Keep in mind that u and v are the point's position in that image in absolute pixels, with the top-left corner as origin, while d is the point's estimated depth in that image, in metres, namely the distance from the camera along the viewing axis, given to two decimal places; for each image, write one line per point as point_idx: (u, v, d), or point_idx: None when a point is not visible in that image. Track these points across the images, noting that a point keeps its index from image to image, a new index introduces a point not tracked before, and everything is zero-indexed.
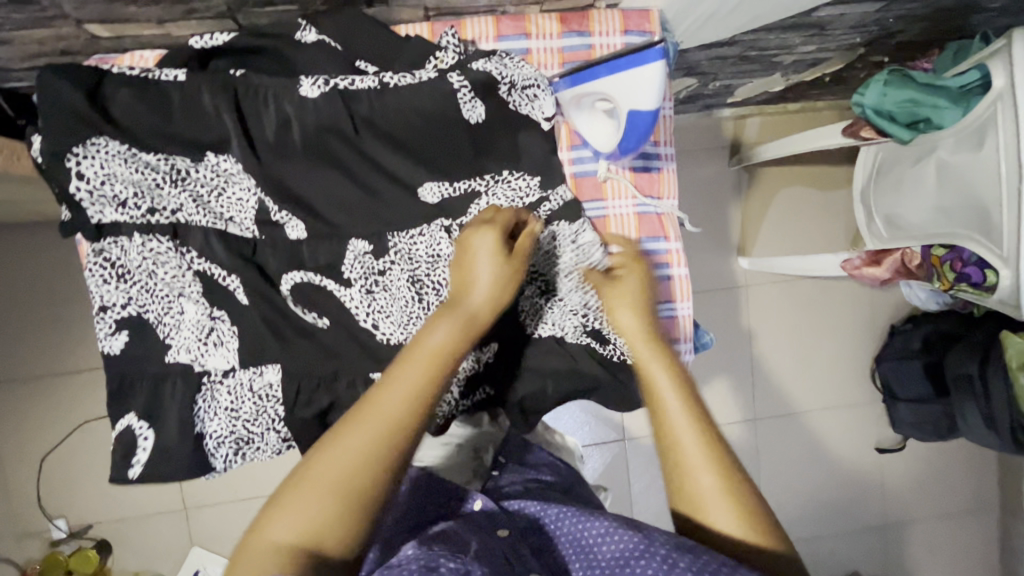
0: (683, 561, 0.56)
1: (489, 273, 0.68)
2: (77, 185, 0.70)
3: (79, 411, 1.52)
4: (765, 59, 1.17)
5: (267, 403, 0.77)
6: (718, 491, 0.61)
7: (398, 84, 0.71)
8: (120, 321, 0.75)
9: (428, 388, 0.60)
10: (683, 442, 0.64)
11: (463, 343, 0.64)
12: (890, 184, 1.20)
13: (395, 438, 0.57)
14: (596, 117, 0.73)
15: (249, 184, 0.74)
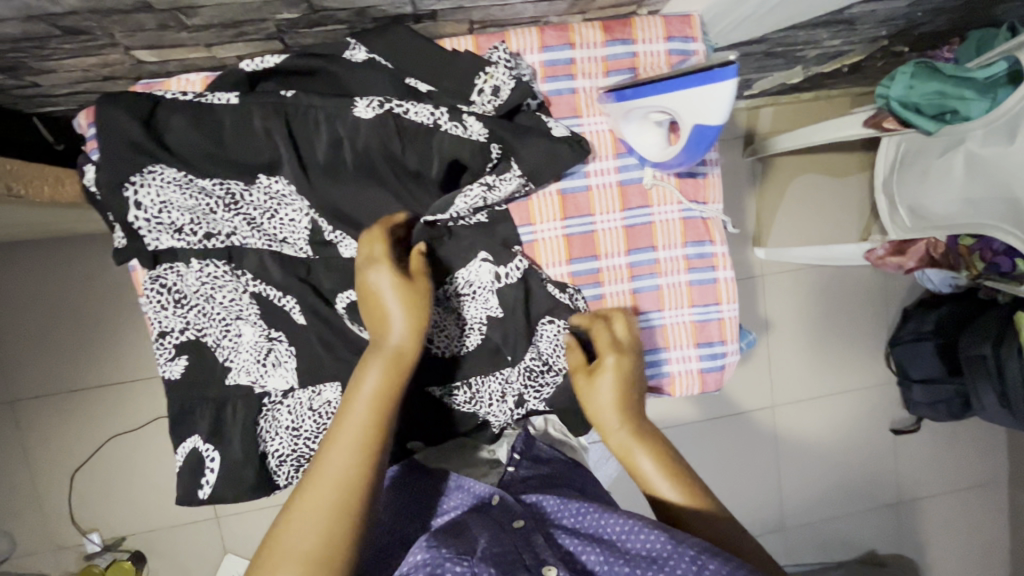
0: (712, 563, 0.55)
1: (400, 317, 0.65)
2: (135, 214, 0.70)
3: (108, 426, 1.53)
4: (788, 54, 1.18)
5: (327, 421, 0.77)
6: (665, 484, 0.66)
7: (450, 132, 0.72)
8: (178, 346, 0.75)
9: (376, 439, 0.59)
10: (647, 476, 0.68)
11: (400, 385, 0.63)
12: (913, 174, 1.21)
13: (355, 493, 0.56)
14: (646, 127, 0.74)
15: (302, 205, 0.74)
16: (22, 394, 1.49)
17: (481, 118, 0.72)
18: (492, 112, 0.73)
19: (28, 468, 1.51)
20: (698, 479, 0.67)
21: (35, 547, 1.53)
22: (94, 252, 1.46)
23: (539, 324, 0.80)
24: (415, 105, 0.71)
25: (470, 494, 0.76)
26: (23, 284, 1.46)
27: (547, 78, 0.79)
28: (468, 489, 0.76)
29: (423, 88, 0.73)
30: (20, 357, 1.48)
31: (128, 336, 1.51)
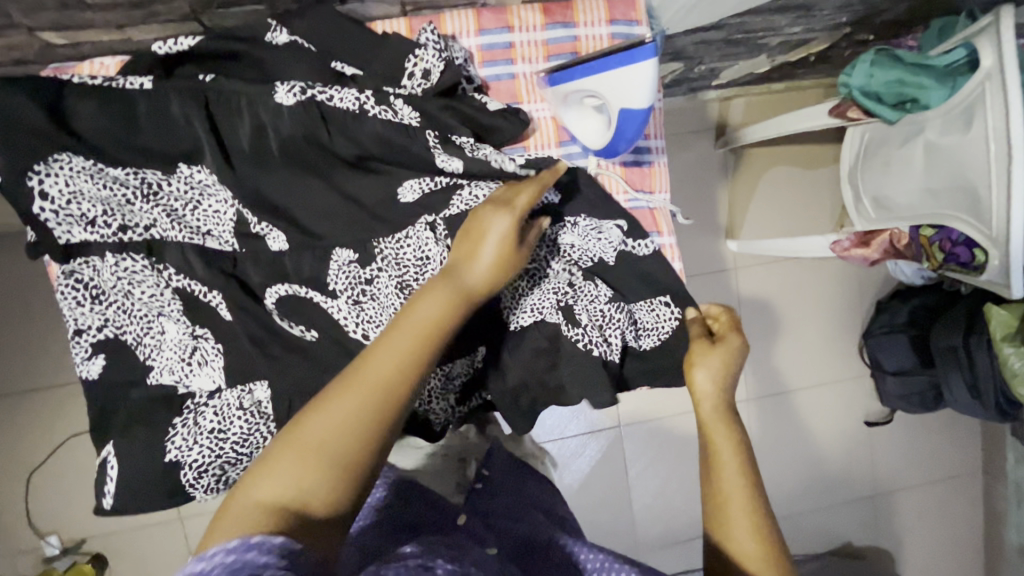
0: None
1: (484, 253, 0.59)
2: (41, 206, 0.66)
3: (63, 428, 1.48)
4: (750, 42, 1.15)
5: (257, 422, 0.74)
6: (743, 523, 0.63)
7: (377, 117, 0.69)
8: (96, 344, 0.71)
9: (421, 354, 0.53)
10: (724, 489, 0.64)
11: (458, 319, 0.56)
12: (876, 164, 1.20)
13: (381, 413, 0.50)
14: (585, 113, 0.71)
15: (225, 196, 0.71)
16: None
17: (412, 102, 0.69)
18: (420, 96, 0.70)
19: None
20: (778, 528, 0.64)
21: None
22: None
23: (658, 300, 0.79)
24: (339, 91, 0.68)
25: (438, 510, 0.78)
26: None
27: (485, 63, 0.76)
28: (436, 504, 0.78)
29: (349, 72, 0.70)
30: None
31: None
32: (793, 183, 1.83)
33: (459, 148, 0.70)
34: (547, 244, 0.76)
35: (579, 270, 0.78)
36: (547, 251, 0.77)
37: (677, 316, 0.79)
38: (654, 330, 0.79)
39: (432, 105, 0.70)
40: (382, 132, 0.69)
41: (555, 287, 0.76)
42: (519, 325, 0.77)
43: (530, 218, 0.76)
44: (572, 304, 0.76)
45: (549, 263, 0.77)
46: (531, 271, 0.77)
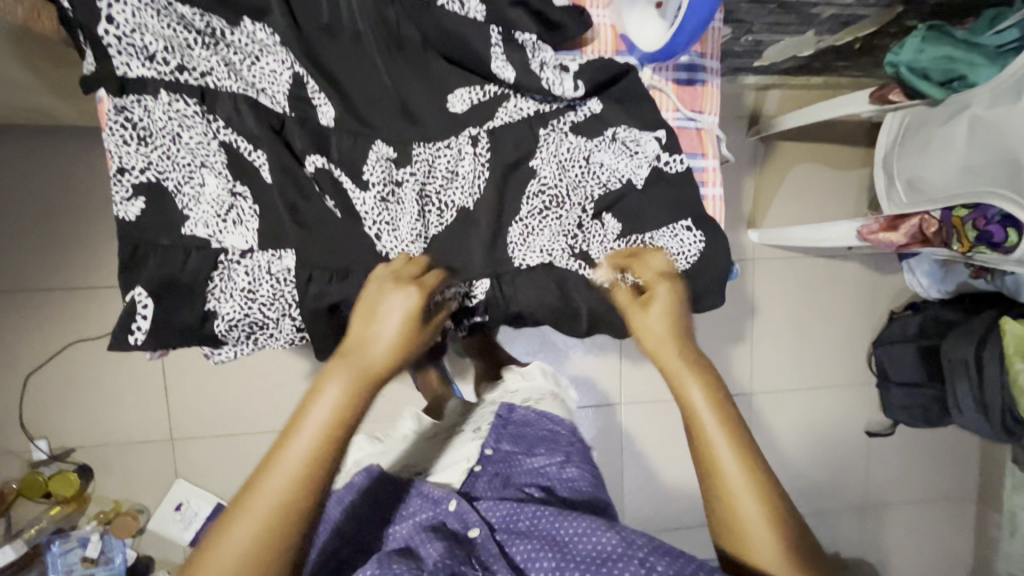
0: (660, 565, 0.62)
1: (386, 335, 0.64)
2: (105, 28, 0.65)
3: (69, 330, 1.48)
4: (802, 11, 1.17)
5: (284, 287, 0.75)
6: (760, 524, 0.61)
7: (445, 8, 0.73)
8: (135, 185, 0.71)
9: (327, 454, 0.58)
10: (732, 488, 0.63)
11: (358, 407, 0.61)
12: (913, 147, 1.20)
13: (284, 521, 0.55)
14: (648, 16, 0.73)
15: (285, 56, 0.72)
16: None
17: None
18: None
19: None
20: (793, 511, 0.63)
21: None
22: (81, 146, 1.43)
23: (677, 224, 0.80)
24: None
25: (430, 500, 0.76)
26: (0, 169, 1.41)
27: None
28: (428, 496, 0.76)
29: None
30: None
31: (105, 239, 1.47)
32: (819, 180, 1.84)
33: (519, 48, 0.74)
34: (579, 165, 0.79)
35: (591, 208, 0.81)
36: (570, 177, 0.79)
37: (701, 238, 0.81)
38: (684, 254, 0.81)
39: (497, 0, 0.74)
40: (450, 21, 0.73)
41: (566, 224, 0.80)
42: (525, 264, 0.80)
43: (567, 134, 0.79)
44: (582, 242, 0.81)
45: (568, 196, 0.79)
46: (552, 196, 0.79)
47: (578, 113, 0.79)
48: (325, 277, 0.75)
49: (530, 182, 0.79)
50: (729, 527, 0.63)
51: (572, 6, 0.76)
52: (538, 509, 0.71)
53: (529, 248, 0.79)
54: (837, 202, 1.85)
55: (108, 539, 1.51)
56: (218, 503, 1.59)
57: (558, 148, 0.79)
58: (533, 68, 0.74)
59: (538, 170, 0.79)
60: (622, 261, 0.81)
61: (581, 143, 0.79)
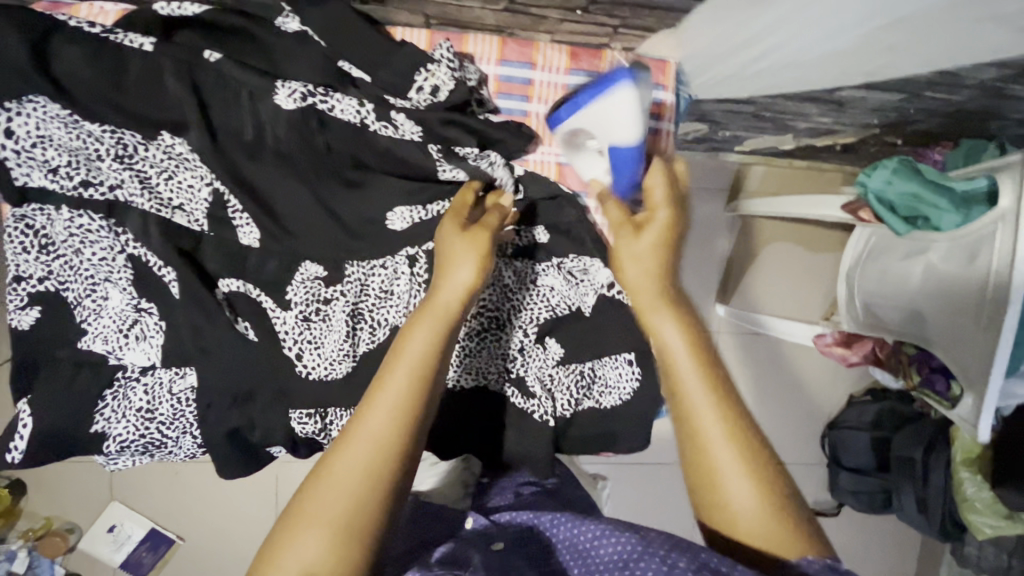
0: (682, 562, 0.48)
1: (465, 268, 0.57)
2: (3, 144, 0.62)
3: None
4: (778, 121, 1.13)
5: (183, 407, 0.73)
6: (739, 479, 0.51)
7: (378, 133, 0.66)
8: (33, 295, 0.69)
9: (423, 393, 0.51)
10: (698, 429, 0.53)
11: (450, 347, 0.54)
12: (874, 271, 1.18)
13: (388, 464, 0.49)
14: (587, 156, 0.70)
15: (202, 172, 0.68)
16: None
17: (415, 117, 0.67)
18: (424, 109, 0.67)
19: None
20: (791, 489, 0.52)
21: None
22: None
23: (617, 355, 0.80)
24: (341, 100, 0.65)
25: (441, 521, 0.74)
26: None
27: (500, 94, 0.73)
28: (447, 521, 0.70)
29: (355, 76, 0.67)
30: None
31: None
32: (793, 260, 1.82)
33: (463, 161, 0.68)
34: (527, 288, 0.78)
35: (533, 332, 0.78)
36: (516, 301, 0.78)
37: (638, 375, 0.81)
38: (618, 390, 0.81)
39: (435, 118, 0.67)
40: (386, 146, 0.67)
41: (504, 349, 0.78)
42: (459, 385, 0.78)
43: (511, 260, 0.77)
44: (520, 369, 0.79)
45: (509, 319, 0.78)
46: (492, 319, 0.77)
47: (522, 240, 0.77)
48: (225, 400, 0.72)
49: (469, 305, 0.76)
50: (710, 486, 0.52)
51: (510, 121, 0.72)
52: (552, 516, 0.63)
53: (464, 370, 0.78)
54: (808, 284, 1.82)
55: (36, 554, 1.47)
56: (152, 529, 1.55)
57: (504, 273, 0.77)
58: (483, 180, 0.68)
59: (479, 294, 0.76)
60: (562, 388, 0.80)
61: (528, 268, 0.78)
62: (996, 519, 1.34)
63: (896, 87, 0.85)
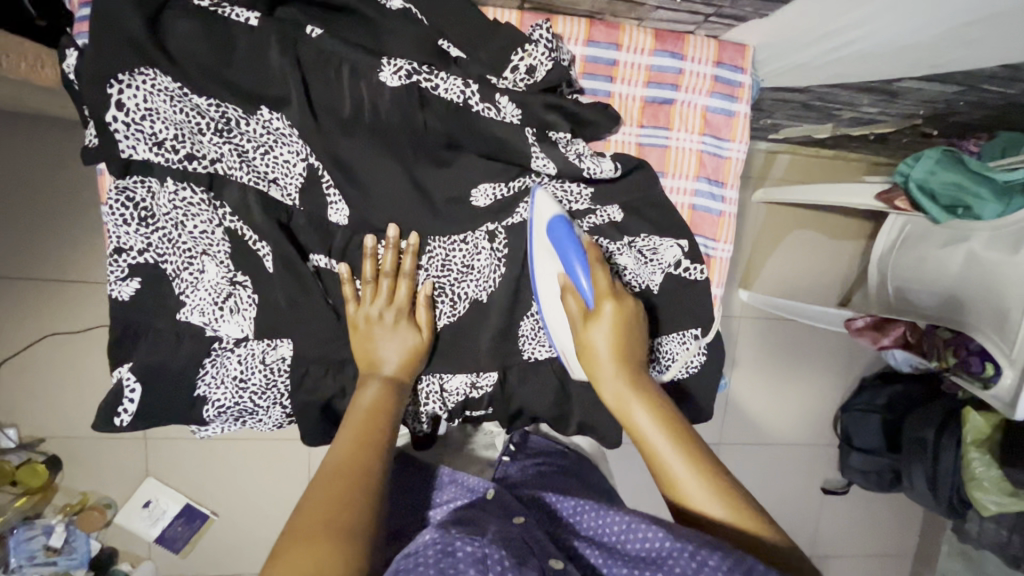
0: (713, 558, 0.48)
1: (390, 348, 0.72)
2: (114, 115, 0.63)
3: (52, 323, 1.35)
4: (824, 110, 1.15)
5: (277, 377, 0.74)
6: (706, 499, 0.57)
7: (480, 114, 0.69)
8: (132, 268, 0.70)
9: (375, 430, 0.65)
10: (658, 456, 0.61)
11: (392, 404, 0.69)
12: (909, 257, 1.23)
13: (351, 481, 0.57)
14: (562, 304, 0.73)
15: (299, 147, 0.69)
16: None
17: (516, 99, 0.69)
18: (524, 91, 0.69)
19: None
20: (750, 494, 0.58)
21: None
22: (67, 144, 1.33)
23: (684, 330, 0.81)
24: (445, 81, 0.68)
25: (464, 488, 0.74)
26: None
27: (585, 74, 0.75)
28: (461, 484, 0.74)
29: (454, 54, 0.69)
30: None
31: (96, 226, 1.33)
32: (812, 247, 1.87)
33: (553, 145, 0.71)
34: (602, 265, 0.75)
35: None
36: None
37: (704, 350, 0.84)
38: (685, 364, 0.82)
39: (535, 98, 0.69)
40: (485, 128, 0.69)
41: None
42: (533, 357, 0.80)
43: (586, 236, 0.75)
44: None
45: None
46: None
47: (599, 218, 0.76)
48: (323, 371, 0.75)
49: None
50: (675, 490, 0.59)
51: (597, 102, 0.74)
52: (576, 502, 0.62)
53: (538, 343, 0.80)
54: (827, 271, 1.87)
55: (73, 529, 1.40)
56: (188, 504, 1.46)
57: None
58: (573, 161, 0.71)
59: None
60: None
61: (602, 244, 0.75)
62: (1000, 496, 1.36)
63: (956, 79, 0.88)
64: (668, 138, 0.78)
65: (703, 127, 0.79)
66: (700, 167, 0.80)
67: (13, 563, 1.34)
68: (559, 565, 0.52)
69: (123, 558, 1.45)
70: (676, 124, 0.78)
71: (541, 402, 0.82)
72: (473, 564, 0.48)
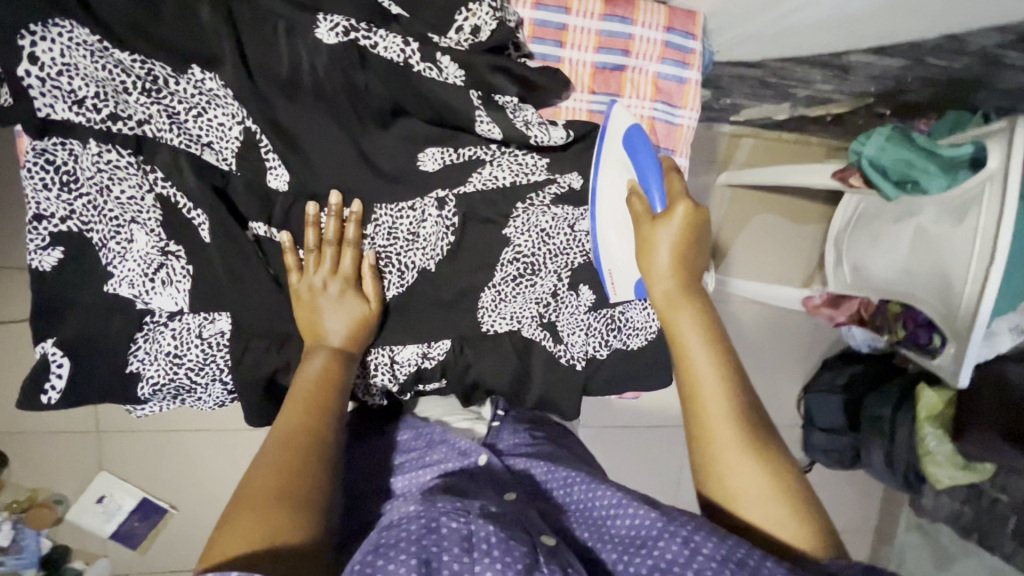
0: (709, 544, 0.48)
1: (335, 319, 0.69)
2: (27, 69, 0.59)
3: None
4: (781, 88, 1.16)
5: (215, 352, 0.71)
6: (744, 471, 0.55)
7: (422, 74, 0.66)
8: (55, 236, 0.65)
9: (324, 398, 0.62)
10: (703, 395, 0.58)
11: (340, 373, 0.66)
12: (863, 236, 1.25)
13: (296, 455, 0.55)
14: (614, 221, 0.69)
15: (234, 109, 0.66)
16: None
17: (458, 59, 0.67)
18: (466, 51, 0.67)
19: None
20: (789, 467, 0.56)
21: None
22: None
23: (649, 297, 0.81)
24: (385, 39, 0.65)
25: (454, 450, 0.73)
26: None
27: (534, 39, 0.73)
28: (453, 445, 0.73)
29: (394, 12, 0.66)
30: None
31: None
32: (776, 230, 1.89)
33: (501, 109, 0.69)
34: (564, 233, 0.77)
35: (566, 277, 0.79)
36: (552, 245, 0.77)
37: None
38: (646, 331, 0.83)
39: (479, 58, 0.67)
40: (428, 90, 0.67)
41: (539, 294, 0.78)
42: (492, 330, 0.78)
43: (550, 205, 0.76)
44: (553, 315, 0.79)
45: (545, 263, 0.77)
46: (527, 264, 0.77)
47: (558, 187, 0.75)
48: (269, 346, 0.72)
49: (505, 250, 0.76)
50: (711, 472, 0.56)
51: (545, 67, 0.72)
52: (569, 479, 0.65)
53: (499, 315, 0.78)
54: (790, 254, 1.90)
55: (21, 527, 1.33)
56: (144, 499, 1.40)
57: (540, 219, 0.75)
58: (518, 126, 0.69)
59: (514, 239, 0.76)
60: (586, 331, 0.81)
61: (565, 212, 0.76)
62: (954, 470, 1.39)
63: (903, 52, 0.90)
64: (619, 105, 0.76)
65: (654, 95, 0.77)
66: (652, 135, 0.78)
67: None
68: (547, 541, 0.53)
69: (76, 556, 1.38)
70: (627, 91, 0.76)
71: (497, 377, 0.79)
72: (457, 543, 0.48)
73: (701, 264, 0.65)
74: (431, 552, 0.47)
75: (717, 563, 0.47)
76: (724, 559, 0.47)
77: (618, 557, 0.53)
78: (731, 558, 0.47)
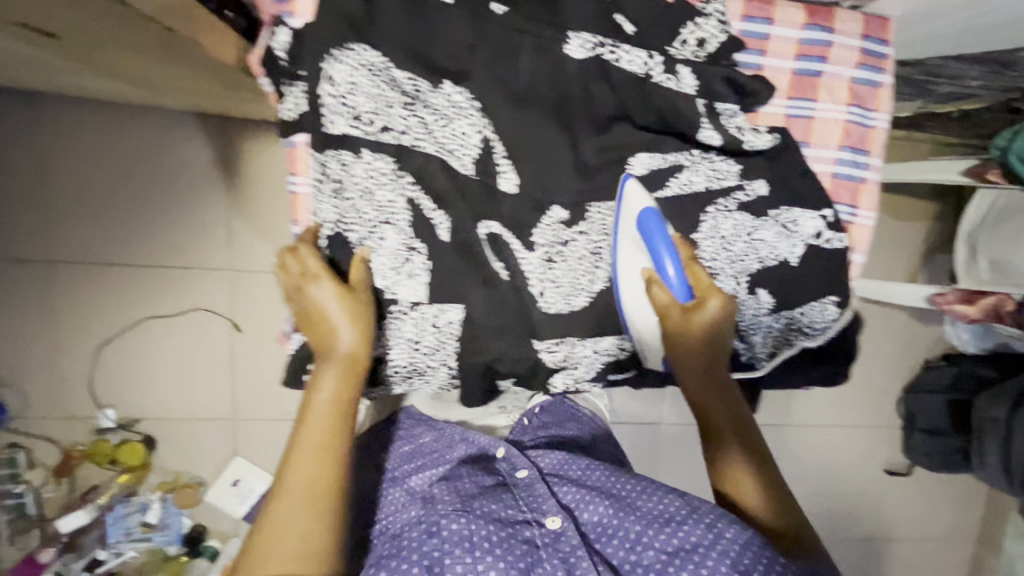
0: (730, 532, 0.64)
1: (345, 328, 0.70)
2: (325, 90, 0.68)
3: (140, 308, 1.35)
4: (923, 86, 1.16)
5: (447, 339, 0.79)
6: (757, 499, 0.74)
7: (661, 85, 0.73)
8: (329, 236, 0.73)
9: (344, 419, 0.68)
10: (722, 461, 0.77)
11: (354, 388, 0.70)
12: (1008, 231, 1.24)
13: (327, 493, 0.63)
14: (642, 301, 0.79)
15: (476, 118, 0.73)
16: (53, 254, 1.32)
17: (696, 69, 0.74)
18: (703, 63, 0.74)
19: (50, 328, 1.35)
20: (780, 489, 0.75)
21: (44, 414, 1.37)
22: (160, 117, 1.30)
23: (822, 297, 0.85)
24: (628, 53, 0.72)
25: (472, 445, 0.86)
26: (71, 141, 1.29)
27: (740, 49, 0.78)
28: (471, 441, 0.85)
29: (628, 29, 0.72)
30: (35, 216, 1.30)
31: (192, 210, 1.33)
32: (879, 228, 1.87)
33: (718, 116, 0.76)
34: (743, 240, 0.81)
35: (745, 281, 0.83)
36: (731, 252, 0.82)
37: (840, 312, 0.86)
38: (821, 328, 0.87)
39: (711, 69, 0.74)
40: (664, 97, 0.73)
41: None
42: None
43: (732, 212, 0.80)
44: (734, 314, 0.84)
45: (724, 268, 0.82)
46: (708, 270, 0.82)
47: (745, 193, 0.80)
48: (491, 331, 0.79)
49: (689, 255, 0.81)
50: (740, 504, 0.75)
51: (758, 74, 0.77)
52: (588, 467, 0.79)
53: None
54: None
55: (169, 506, 1.40)
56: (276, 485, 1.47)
57: (722, 225, 0.80)
58: (735, 134, 0.76)
59: (699, 245, 0.81)
60: (763, 329, 0.86)
61: (745, 219, 0.81)
62: None
63: None
64: (814, 109, 0.80)
65: (849, 98, 0.81)
66: (844, 137, 0.81)
67: (111, 539, 1.35)
68: (553, 524, 0.70)
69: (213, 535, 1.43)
70: (823, 96, 0.80)
71: None
72: (459, 543, 0.65)
73: (724, 340, 0.78)
74: (438, 551, 0.65)
75: (742, 543, 0.63)
76: (745, 542, 0.63)
77: (641, 531, 0.68)
78: (752, 545, 0.63)
